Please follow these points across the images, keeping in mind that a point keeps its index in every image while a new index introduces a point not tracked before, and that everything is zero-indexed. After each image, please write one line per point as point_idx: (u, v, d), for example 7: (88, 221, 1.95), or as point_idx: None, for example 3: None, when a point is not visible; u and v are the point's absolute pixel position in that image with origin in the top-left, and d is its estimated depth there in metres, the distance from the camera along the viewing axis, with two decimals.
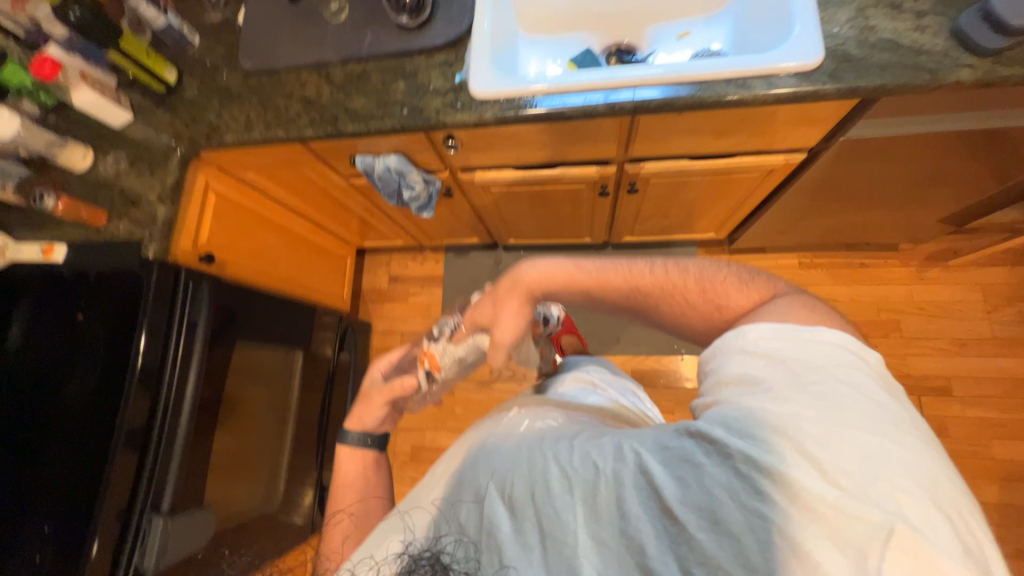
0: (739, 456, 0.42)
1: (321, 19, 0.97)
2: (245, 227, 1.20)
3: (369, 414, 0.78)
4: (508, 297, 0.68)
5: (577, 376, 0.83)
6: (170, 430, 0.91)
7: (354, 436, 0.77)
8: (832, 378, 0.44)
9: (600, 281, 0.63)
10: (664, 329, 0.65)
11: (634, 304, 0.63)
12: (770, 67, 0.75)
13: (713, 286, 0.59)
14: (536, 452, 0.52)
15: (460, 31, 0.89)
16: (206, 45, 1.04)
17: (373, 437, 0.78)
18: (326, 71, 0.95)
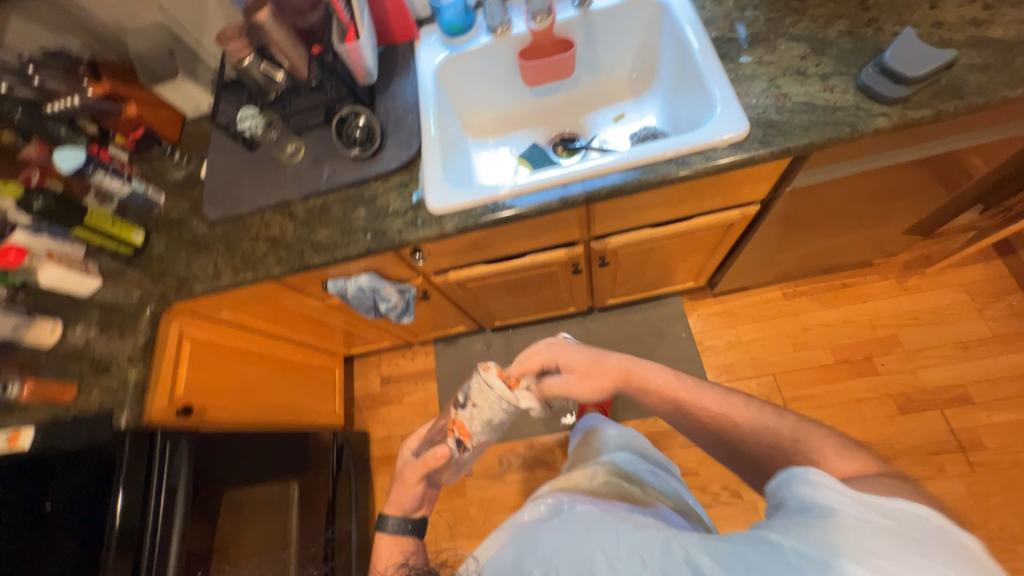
0: (796, 556, 0.44)
1: (279, 162, 1.02)
2: (223, 366, 1.16)
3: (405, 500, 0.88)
4: (603, 360, 0.88)
5: (612, 467, 0.88)
6: None
7: (390, 519, 0.87)
8: (910, 527, 0.44)
9: (691, 396, 0.77)
10: (741, 463, 0.71)
11: (718, 424, 0.72)
12: (703, 142, 0.80)
13: (808, 437, 0.63)
14: (583, 540, 0.53)
15: (411, 154, 0.94)
16: (173, 202, 1.08)
17: (410, 520, 0.87)
18: (289, 209, 0.98)
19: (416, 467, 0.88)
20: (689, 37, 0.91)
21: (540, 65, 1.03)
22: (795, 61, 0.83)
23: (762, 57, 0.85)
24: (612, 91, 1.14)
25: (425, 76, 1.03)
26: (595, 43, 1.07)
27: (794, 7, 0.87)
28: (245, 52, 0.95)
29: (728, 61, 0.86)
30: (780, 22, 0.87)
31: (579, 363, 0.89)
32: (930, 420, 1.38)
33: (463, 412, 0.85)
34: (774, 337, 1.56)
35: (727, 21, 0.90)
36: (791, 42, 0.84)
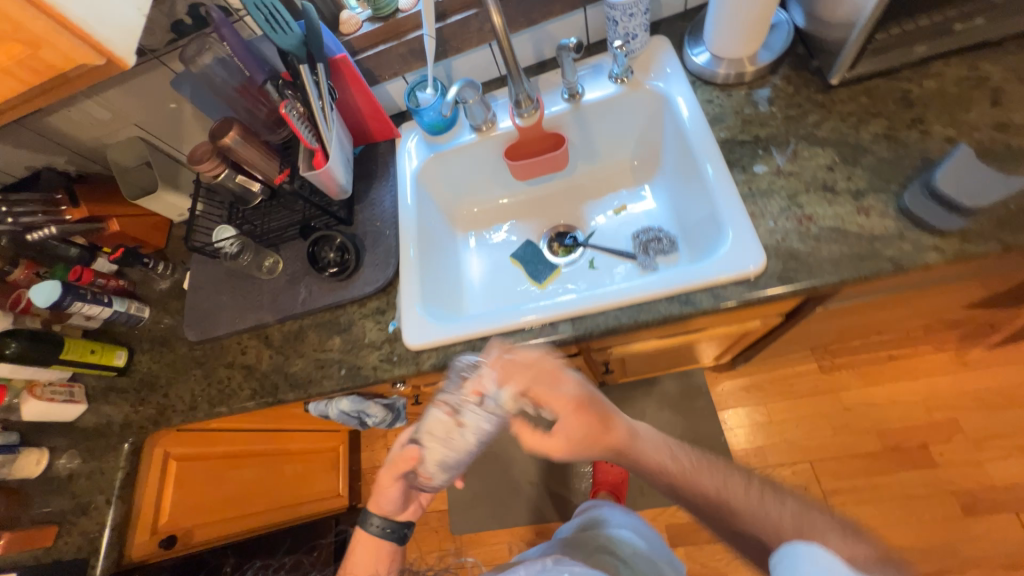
0: None
1: (254, 278, 0.97)
2: (214, 476, 1.12)
3: (386, 501, 0.78)
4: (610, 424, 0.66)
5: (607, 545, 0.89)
6: None
7: (372, 520, 0.78)
8: None
9: (688, 471, 0.65)
10: (733, 537, 0.62)
11: (714, 507, 0.62)
12: (710, 278, 0.68)
13: (814, 531, 0.54)
14: None
15: (388, 277, 0.87)
16: (156, 316, 1.05)
17: (392, 523, 0.79)
18: (265, 332, 0.93)
19: (389, 467, 0.74)
20: (693, 138, 0.79)
21: (529, 163, 0.94)
22: (820, 172, 0.70)
23: (781, 166, 0.73)
24: (612, 178, 1.03)
25: (405, 181, 0.95)
26: (590, 133, 0.97)
27: (817, 102, 0.75)
28: (218, 169, 0.88)
29: (740, 169, 0.75)
30: (801, 120, 0.75)
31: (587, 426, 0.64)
32: (1002, 525, 1.20)
33: (437, 413, 0.59)
34: (810, 418, 1.40)
35: (738, 118, 0.78)
36: (816, 148, 0.72)
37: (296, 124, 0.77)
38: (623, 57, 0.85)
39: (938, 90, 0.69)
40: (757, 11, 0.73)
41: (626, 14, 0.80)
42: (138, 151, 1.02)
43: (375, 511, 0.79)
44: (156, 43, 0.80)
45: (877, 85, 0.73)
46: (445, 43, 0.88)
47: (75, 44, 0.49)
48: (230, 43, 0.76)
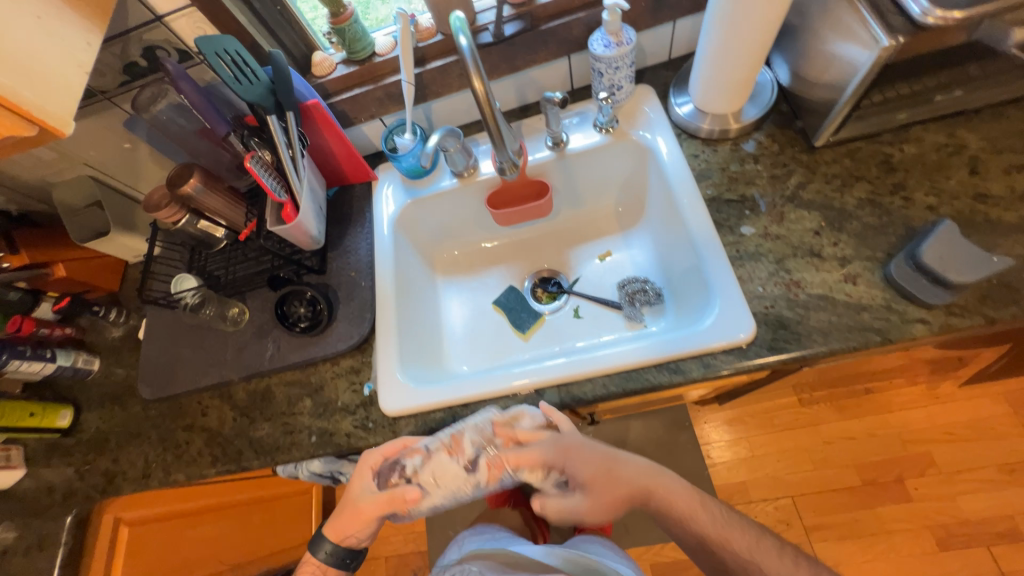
0: None
1: (217, 331, 0.90)
2: (171, 540, 1.04)
3: (352, 531, 0.71)
4: (625, 471, 0.68)
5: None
6: None
7: (324, 548, 0.71)
8: None
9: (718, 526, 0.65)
10: None
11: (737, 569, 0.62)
12: (699, 346, 0.67)
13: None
14: None
15: (363, 333, 0.82)
16: (106, 368, 0.97)
17: (348, 552, 0.73)
18: (229, 391, 0.86)
19: (379, 502, 0.69)
20: (679, 195, 0.78)
21: (512, 211, 0.91)
22: (807, 237, 0.69)
23: (768, 228, 0.72)
24: (596, 223, 1.01)
25: (381, 229, 0.91)
26: (574, 179, 0.95)
27: (801, 163, 0.74)
28: (177, 216, 0.81)
29: (727, 231, 0.73)
30: (786, 180, 0.74)
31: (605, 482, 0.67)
32: (974, 559, 1.23)
33: (457, 454, 0.68)
34: (791, 452, 1.40)
35: (724, 175, 0.77)
36: (802, 211, 0.71)
37: (263, 177, 0.71)
38: (608, 107, 0.83)
39: (919, 156, 0.70)
40: (744, 71, 0.72)
41: (614, 65, 0.77)
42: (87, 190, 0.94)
43: (331, 534, 0.72)
44: (105, 84, 0.73)
45: (859, 147, 0.73)
46: (424, 88, 0.84)
47: (3, 116, 0.44)
48: (186, 93, 0.66)
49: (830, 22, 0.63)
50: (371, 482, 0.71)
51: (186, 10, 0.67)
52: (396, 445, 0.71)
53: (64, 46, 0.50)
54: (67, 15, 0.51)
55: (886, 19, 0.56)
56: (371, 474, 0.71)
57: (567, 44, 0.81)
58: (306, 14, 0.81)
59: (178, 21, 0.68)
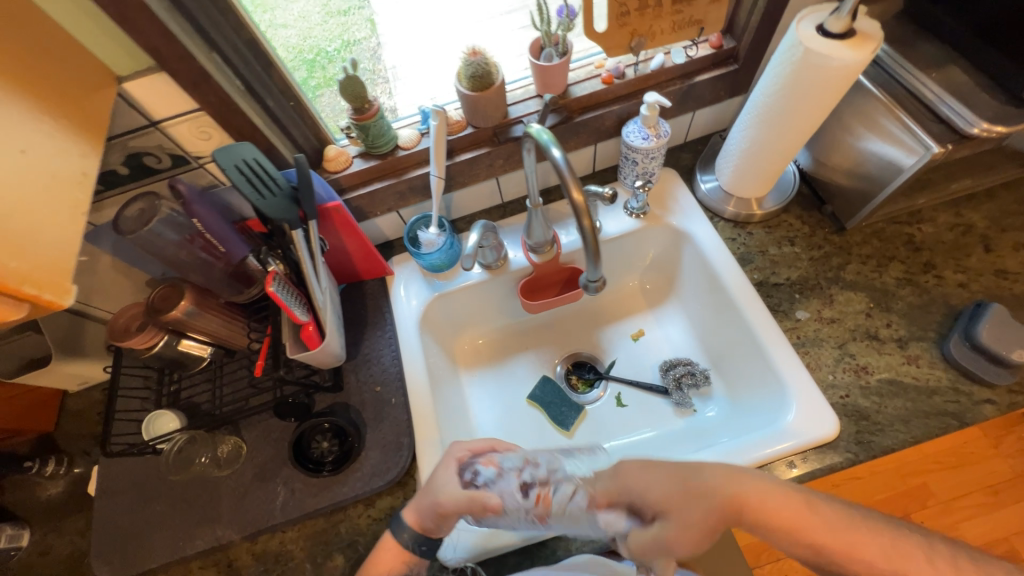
0: None
1: (207, 477, 0.72)
2: None
3: (429, 515, 0.58)
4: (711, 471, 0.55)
5: None
6: None
7: (406, 535, 0.58)
8: None
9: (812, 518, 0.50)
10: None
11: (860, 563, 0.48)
12: (788, 447, 0.63)
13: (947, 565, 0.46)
14: None
15: (402, 464, 0.70)
16: (40, 541, 0.74)
17: (431, 543, 0.59)
18: (227, 556, 0.69)
19: (461, 500, 0.58)
20: (725, 279, 0.77)
21: (547, 302, 0.85)
22: (860, 319, 0.71)
23: (821, 312, 0.72)
24: (623, 301, 0.98)
25: (406, 332, 0.81)
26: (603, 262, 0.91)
27: (836, 245, 0.77)
28: (155, 340, 0.67)
29: (782, 316, 0.73)
30: (826, 262, 0.76)
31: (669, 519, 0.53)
32: None
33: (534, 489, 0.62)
34: None
35: (765, 259, 0.78)
36: (849, 293, 0.73)
37: (284, 298, 0.60)
38: (643, 194, 0.82)
39: (937, 235, 0.75)
40: (768, 172, 0.74)
41: (649, 156, 0.77)
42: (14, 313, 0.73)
43: (411, 516, 0.59)
44: None
45: (882, 228, 0.77)
46: (450, 179, 0.78)
47: None
48: (200, 220, 0.59)
49: (862, 123, 0.67)
50: (454, 474, 0.60)
51: (190, 116, 0.56)
52: (479, 444, 0.64)
53: (55, 185, 0.39)
54: (56, 146, 0.40)
55: (927, 127, 0.60)
56: (455, 469, 0.61)
57: (597, 134, 0.80)
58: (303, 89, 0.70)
59: (177, 127, 0.56)
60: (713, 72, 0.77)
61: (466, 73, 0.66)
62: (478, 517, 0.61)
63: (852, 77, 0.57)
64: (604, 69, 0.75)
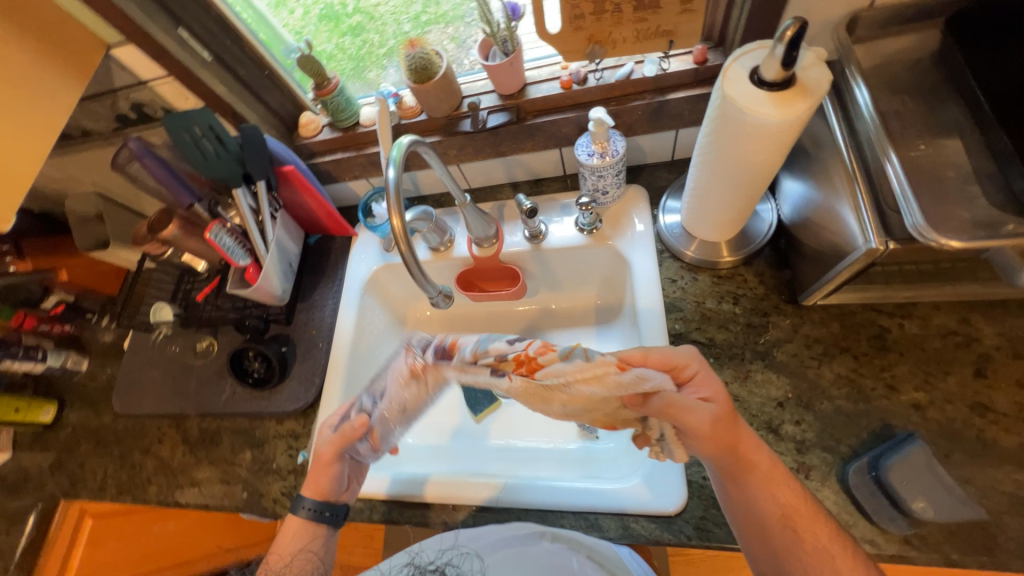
0: None
1: (186, 361, 0.93)
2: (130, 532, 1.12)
3: (324, 476, 0.64)
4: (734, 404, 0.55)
5: None
6: None
7: (302, 504, 0.64)
8: None
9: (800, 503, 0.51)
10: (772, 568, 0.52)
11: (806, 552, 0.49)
12: (623, 506, 0.63)
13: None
14: None
15: (308, 399, 0.83)
16: (92, 369, 1.03)
17: (330, 506, 0.64)
18: (184, 423, 0.91)
19: (334, 441, 0.63)
20: (643, 319, 0.72)
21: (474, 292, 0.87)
22: (767, 407, 0.63)
23: (728, 385, 0.65)
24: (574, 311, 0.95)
25: (350, 291, 0.90)
26: (551, 270, 0.89)
27: (784, 319, 0.67)
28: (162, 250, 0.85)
29: None
30: (762, 333, 0.67)
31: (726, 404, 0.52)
32: None
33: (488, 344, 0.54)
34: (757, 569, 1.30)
35: (697, 312, 0.71)
36: (770, 374, 0.64)
37: (224, 245, 0.73)
38: (588, 212, 0.77)
39: (918, 339, 0.61)
40: (729, 215, 0.64)
41: (597, 174, 0.72)
42: (92, 204, 0.99)
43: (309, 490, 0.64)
44: (101, 128, 0.75)
45: (852, 311, 0.65)
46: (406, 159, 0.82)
47: None
48: (154, 172, 0.71)
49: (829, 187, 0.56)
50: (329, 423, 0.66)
51: (167, 79, 0.68)
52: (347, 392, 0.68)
53: None
54: (23, 109, 0.58)
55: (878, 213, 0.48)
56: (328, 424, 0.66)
57: (556, 138, 0.76)
58: (296, 78, 0.81)
59: (162, 87, 0.69)
60: (691, 90, 0.68)
61: (407, 64, 0.68)
62: (363, 450, 0.66)
63: (801, 126, 0.47)
64: (567, 71, 0.71)
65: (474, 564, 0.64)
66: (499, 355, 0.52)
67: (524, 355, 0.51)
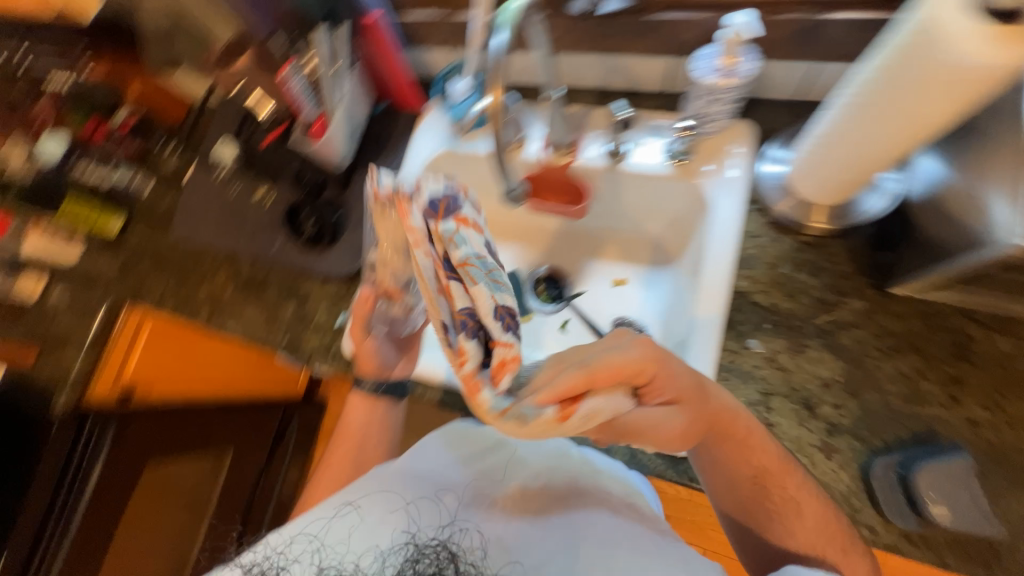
0: None
1: (244, 205, 0.96)
2: (180, 349, 1.25)
3: (379, 357, 0.73)
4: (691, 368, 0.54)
5: None
6: (66, 516, 1.07)
7: (365, 382, 0.77)
8: None
9: (778, 471, 0.55)
10: (740, 511, 0.59)
11: (774, 507, 0.56)
12: None
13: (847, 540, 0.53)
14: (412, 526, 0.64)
15: (354, 269, 0.86)
16: (157, 193, 1.08)
17: (386, 382, 0.77)
18: (237, 263, 0.95)
19: (357, 325, 0.70)
20: (707, 268, 0.68)
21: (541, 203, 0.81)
22: (811, 384, 0.61)
23: (778, 354, 0.63)
24: (629, 245, 0.92)
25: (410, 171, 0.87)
26: (619, 198, 0.83)
27: (861, 302, 0.63)
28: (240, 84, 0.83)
29: (733, 335, 0.66)
30: (831, 311, 0.63)
31: (686, 392, 0.51)
32: None
33: (464, 241, 0.47)
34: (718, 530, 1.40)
35: (768, 274, 0.67)
36: (825, 353, 0.62)
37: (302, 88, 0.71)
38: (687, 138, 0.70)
39: (1004, 357, 0.57)
40: (856, 172, 0.57)
41: (712, 96, 0.64)
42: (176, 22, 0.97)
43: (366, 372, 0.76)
44: None
45: (942, 311, 0.60)
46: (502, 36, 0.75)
47: None
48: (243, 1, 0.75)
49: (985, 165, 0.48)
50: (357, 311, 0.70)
51: None
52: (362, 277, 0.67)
53: None
54: None
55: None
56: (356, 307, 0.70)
57: (677, 43, 0.67)
58: None
59: None
60: (854, 14, 0.59)
61: None
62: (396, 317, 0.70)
63: (1008, 77, 0.41)
64: None
65: (474, 537, 0.60)
66: (461, 311, 0.46)
67: (495, 351, 0.44)
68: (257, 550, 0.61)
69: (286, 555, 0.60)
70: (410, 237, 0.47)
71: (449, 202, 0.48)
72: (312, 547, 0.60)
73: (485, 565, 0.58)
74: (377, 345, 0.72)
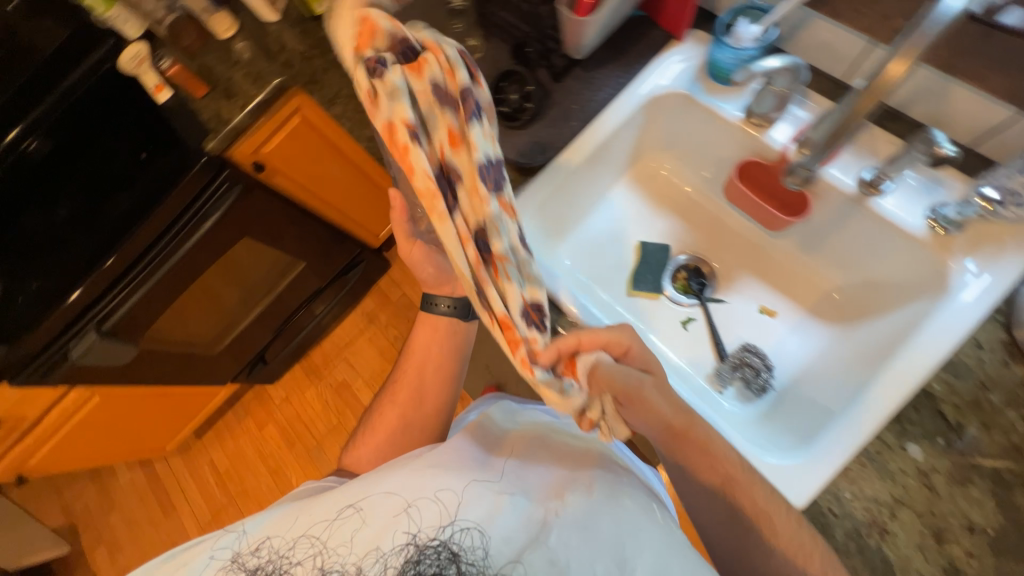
0: None
1: None
2: (312, 150, 1.29)
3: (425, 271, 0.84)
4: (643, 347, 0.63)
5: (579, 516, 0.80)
6: (171, 247, 1.09)
7: (436, 300, 0.88)
8: None
9: (744, 482, 0.58)
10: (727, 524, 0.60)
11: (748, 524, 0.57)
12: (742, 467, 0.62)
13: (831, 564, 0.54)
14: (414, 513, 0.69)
15: (534, 161, 0.80)
16: None
17: (455, 302, 0.87)
18: None
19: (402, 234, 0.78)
20: (905, 354, 0.61)
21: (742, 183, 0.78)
22: (954, 519, 0.56)
23: (936, 474, 0.58)
24: (799, 280, 0.84)
25: (635, 94, 0.80)
26: (835, 230, 0.75)
27: None
28: None
29: (895, 430, 0.60)
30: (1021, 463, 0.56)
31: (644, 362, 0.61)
32: None
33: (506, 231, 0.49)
34: None
35: (972, 393, 0.60)
36: (989, 501, 0.56)
37: None
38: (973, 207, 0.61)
39: None
40: None
41: None
42: None
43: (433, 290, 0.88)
44: None
45: None
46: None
47: None
48: None
49: None
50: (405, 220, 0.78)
51: None
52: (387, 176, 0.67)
53: None
54: None
55: None
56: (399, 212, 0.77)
57: None
58: None
59: None
60: None
61: None
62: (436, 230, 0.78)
63: None
64: None
65: (475, 539, 0.65)
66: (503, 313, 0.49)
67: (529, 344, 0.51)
68: (259, 557, 0.65)
69: (288, 558, 0.65)
70: (422, 198, 0.43)
71: (497, 178, 0.48)
72: (313, 551, 0.65)
73: (486, 564, 0.63)
74: (427, 252, 0.81)
